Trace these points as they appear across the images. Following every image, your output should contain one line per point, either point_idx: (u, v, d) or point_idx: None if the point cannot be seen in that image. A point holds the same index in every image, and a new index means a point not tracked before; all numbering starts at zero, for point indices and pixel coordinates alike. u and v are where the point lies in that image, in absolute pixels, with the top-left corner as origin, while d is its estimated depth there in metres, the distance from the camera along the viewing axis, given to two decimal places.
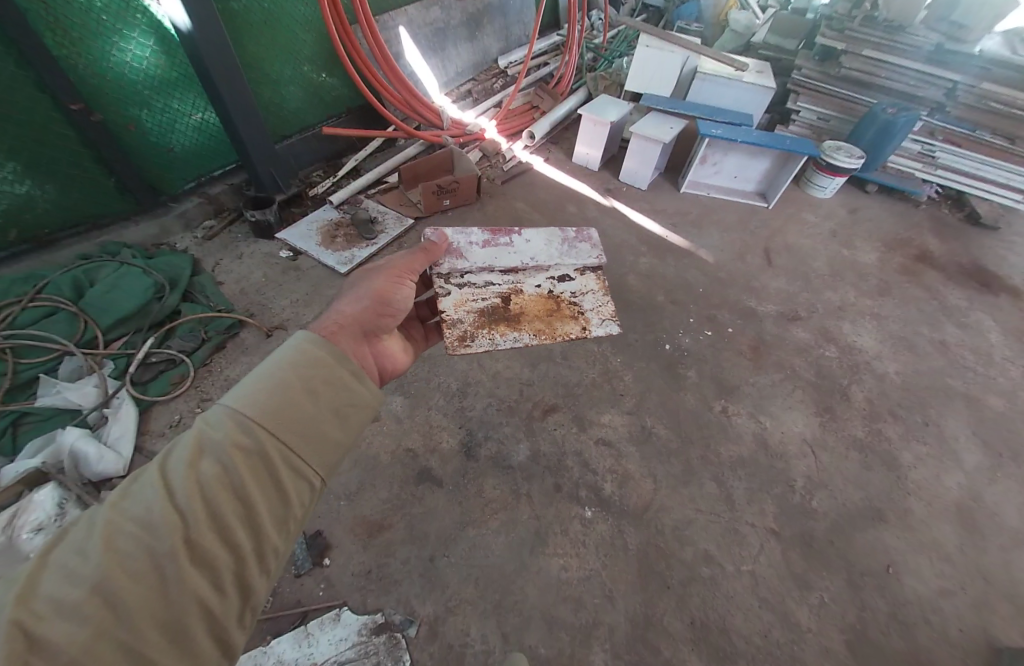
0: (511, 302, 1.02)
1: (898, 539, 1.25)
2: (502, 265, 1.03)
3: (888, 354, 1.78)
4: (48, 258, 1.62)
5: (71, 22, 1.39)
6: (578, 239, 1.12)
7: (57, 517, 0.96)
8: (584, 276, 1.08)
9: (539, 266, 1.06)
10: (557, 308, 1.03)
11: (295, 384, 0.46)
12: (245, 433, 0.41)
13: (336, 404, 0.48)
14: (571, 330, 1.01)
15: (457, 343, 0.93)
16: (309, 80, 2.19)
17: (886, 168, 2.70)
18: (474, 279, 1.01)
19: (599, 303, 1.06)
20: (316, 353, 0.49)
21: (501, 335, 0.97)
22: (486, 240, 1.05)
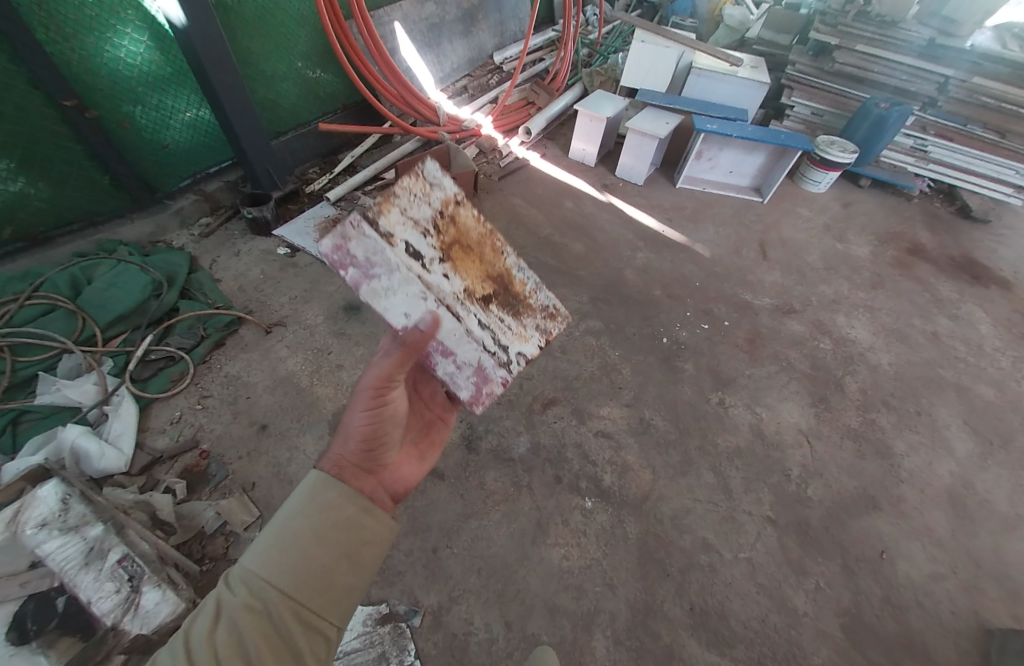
0: (482, 294, 0.86)
1: (892, 526, 1.28)
2: (456, 312, 0.76)
3: (881, 345, 1.81)
4: (44, 256, 1.61)
5: (64, 17, 1.37)
6: (343, 241, 0.67)
7: (61, 512, 0.91)
8: (384, 216, 0.71)
9: (420, 273, 0.73)
10: (445, 233, 0.80)
11: (307, 536, 0.49)
12: (260, 596, 0.45)
13: (348, 548, 0.51)
14: (468, 217, 0.85)
15: (550, 313, 0.99)
16: (304, 76, 2.18)
17: (878, 162, 2.72)
18: (495, 341, 0.83)
19: (417, 189, 0.76)
20: (327, 497, 0.53)
21: (523, 285, 0.96)
22: (432, 351, 0.78)
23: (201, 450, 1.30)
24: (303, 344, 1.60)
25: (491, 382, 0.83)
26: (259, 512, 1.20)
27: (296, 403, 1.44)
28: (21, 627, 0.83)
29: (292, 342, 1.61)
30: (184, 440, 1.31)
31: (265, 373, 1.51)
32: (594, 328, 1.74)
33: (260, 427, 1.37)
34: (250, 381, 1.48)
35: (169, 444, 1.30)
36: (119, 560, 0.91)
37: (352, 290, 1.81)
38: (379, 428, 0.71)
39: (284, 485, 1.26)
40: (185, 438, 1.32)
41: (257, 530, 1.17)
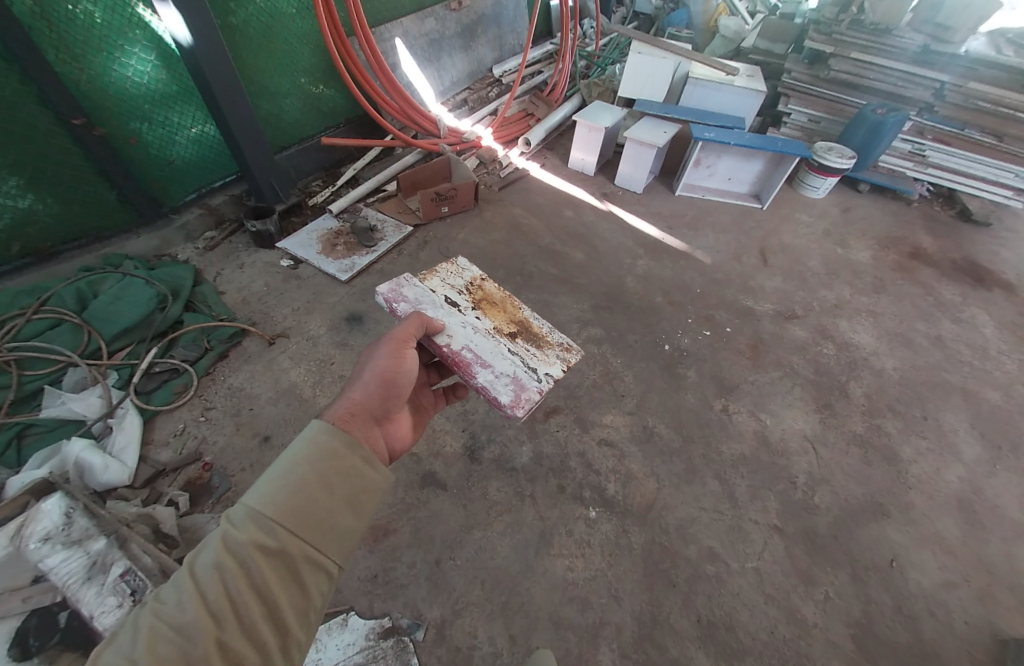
0: (507, 330, 1.03)
1: (900, 533, 1.26)
2: (487, 337, 1.00)
3: (885, 350, 1.80)
4: (51, 270, 1.63)
5: (73, 39, 1.41)
6: (404, 292, 1.03)
7: (64, 527, 0.92)
8: (430, 282, 1.09)
9: (455, 312, 1.03)
10: (473, 294, 1.09)
11: (311, 479, 0.50)
12: (266, 533, 0.45)
13: (352, 493, 0.53)
14: (493, 289, 1.13)
15: (568, 347, 1.03)
16: (307, 91, 2.22)
17: (877, 167, 2.73)
18: (523, 362, 0.97)
19: (452, 270, 1.14)
20: (331, 443, 0.54)
21: (541, 327, 1.07)
22: (473, 362, 0.93)
23: (204, 462, 1.30)
24: (305, 355, 1.61)
25: (526, 392, 0.90)
26: None
27: (299, 414, 1.44)
28: (22, 643, 0.83)
29: (295, 354, 1.61)
30: (186, 453, 1.31)
31: (268, 384, 1.51)
32: (595, 336, 1.74)
33: (263, 439, 1.37)
34: (253, 393, 1.48)
35: (172, 458, 1.30)
36: (122, 574, 0.89)
37: (355, 301, 1.83)
38: (396, 377, 0.76)
39: None
40: (188, 451, 1.32)
41: None
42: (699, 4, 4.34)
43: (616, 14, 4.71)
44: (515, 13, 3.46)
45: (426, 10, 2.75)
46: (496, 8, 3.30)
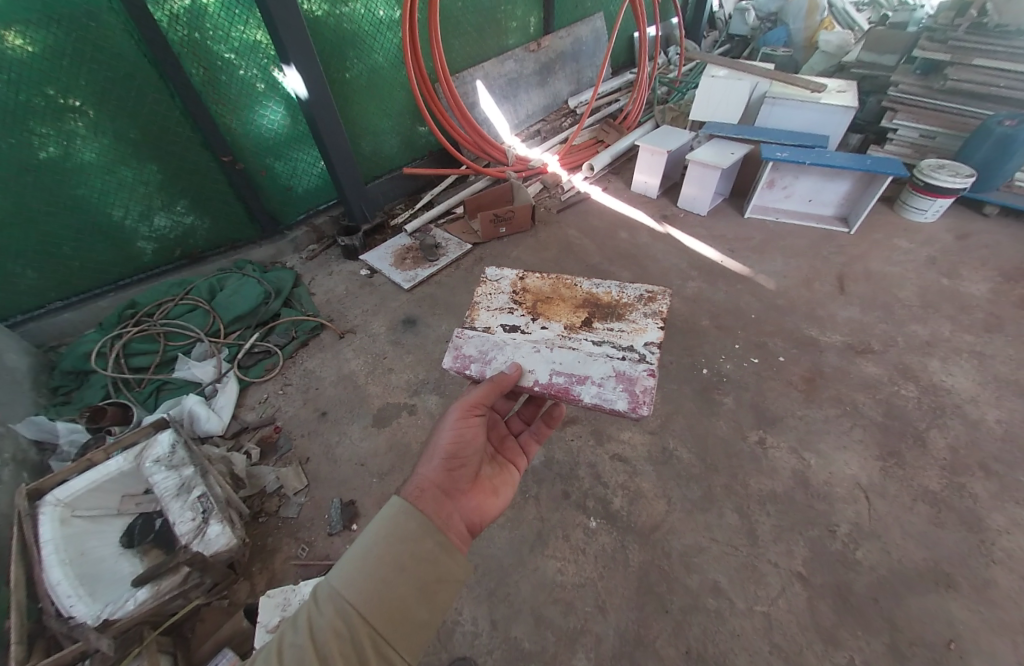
0: (580, 320, 1.09)
1: (967, 612, 1.06)
2: (566, 346, 1.02)
3: (987, 398, 1.51)
4: (199, 270, 2.15)
5: (229, 98, 1.90)
6: (465, 352, 1.03)
7: (169, 453, 1.21)
8: (482, 317, 1.10)
9: (523, 335, 1.05)
10: (526, 302, 1.14)
11: (389, 564, 0.54)
12: (344, 620, 0.49)
13: (426, 582, 0.55)
14: (535, 282, 1.18)
15: (647, 298, 1.13)
16: (397, 130, 2.62)
17: (1010, 186, 2.28)
18: (616, 347, 1.02)
19: (491, 292, 1.17)
20: (409, 526, 0.58)
21: (608, 295, 1.14)
22: (571, 384, 0.96)
23: (275, 425, 1.60)
24: (365, 349, 1.88)
25: (640, 378, 0.96)
26: (308, 482, 1.43)
27: (351, 397, 1.69)
28: (129, 535, 1.15)
29: (357, 347, 1.89)
30: (265, 416, 1.63)
31: (332, 370, 1.80)
32: None
33: (321, 413, 1.64)
34: (321, 376, 1.78)
35: (254, 419, 1.63)
36: (199, 495, 1.15)
37: (412, 306, 2.08)
38: (460, 449, 0.82)
39: (330, 463, 1.48)
40: (267, 415, 1.64)
41: (304, 497, 1.40)
42: (800, 21, 4.10)
43: (706, 39, 4.69)
44: (592, 49, 3.66)
45: (506, 54, 3.06)
46: (575, 46, 3.52)
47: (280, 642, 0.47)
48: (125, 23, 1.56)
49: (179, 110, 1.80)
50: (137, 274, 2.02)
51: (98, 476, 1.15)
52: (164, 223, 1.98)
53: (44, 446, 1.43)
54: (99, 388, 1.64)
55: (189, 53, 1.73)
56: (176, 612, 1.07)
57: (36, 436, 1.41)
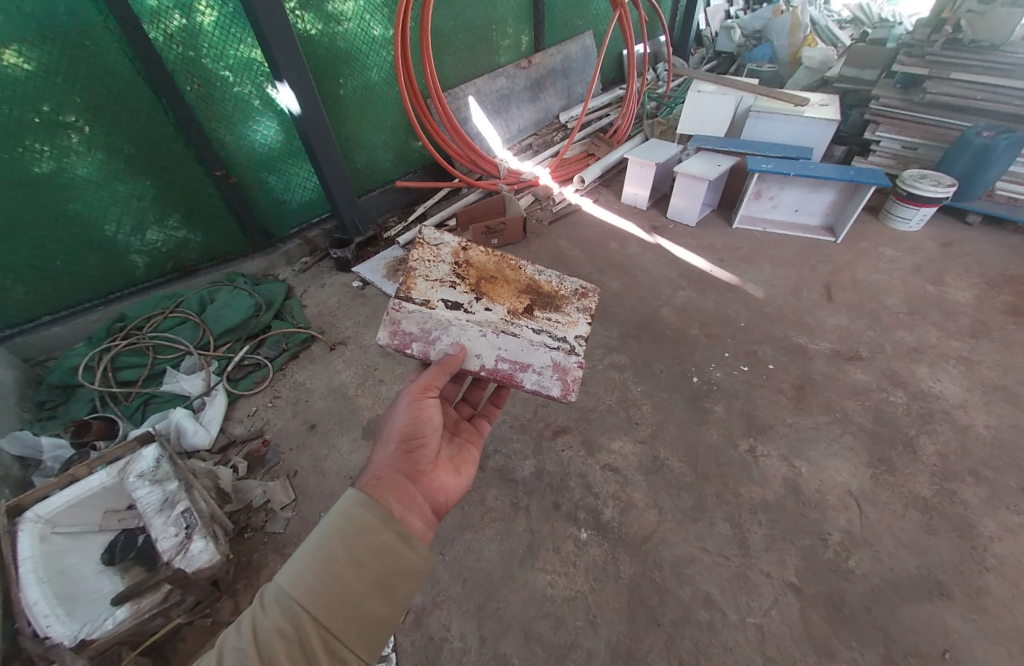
0: (523, 307, 1.12)
1: (962, 620, 1.05)
2: (510, 332, 1.05)
3: (976, 404, 1.51)
4: (189, 282, 2.15)
5: (222, 113, 1.92)
6: (405, 328, 1.01)
7: (153, 468, 1.19)
8: (422, 289, 1.06)
9: (466, 316, 1.04)
10: (468, 278, 1.11)
11: (342, 559, 0.53)
12: (290, 620, 0.47)
13: (383, 574, 0.55)
14: (479, 256, 1.16)
15: (582, 293, 1.20)
16: (390, 145, 2.66)
17: (991, 195, 2.33)
18: (553, 338, 1.08)
19: (429, 257, 1.11)
20: (365, 518, 0.58)
21: (549, 283, 1.19)
22: (513, 370, 1.02)
23: (264, 439, 1.58)
24: (356, 361, 1.87)
25: (569, 366, 1.05)
26: (295, 496, 1.41)
27: (341, 409, 1.68)
28: (110, 553, 1.13)
29: (348, 359, 1.89)
30: (253, 430, 1.62)
31: (322, 382, 1.79)
32: (619, 362, 1.74)
33: (310, 426, 1.63)
34: (311, 388, 1.76)
35: (242, 432, 1.61)
36: (183, 510, 1.13)
37: None
38: (417, 430, 0.83)
39: (318, 477, 1.46)
40: (255, 429, 1.62)
41: (291, 511, 1.38)
42: (783, 38, 4.22)
43: (693, 56, 4.82)
44: (582, 65, 3.75)
45: (497, 71, 3.13)
46: (565, 63, 3.61)
47: (222, 649, 0.45)
48: (119, 41, 1.58)
49: (172, 126, 1.82)
50: (127, 287, 2.02)
51: (79, 492, 1.12)
52: (157, 236, 1.98)
53: (27, 462, 1.41)
54: (86, 402, 1.63)
55: (183, 71, 1.75)
56: (156, 631, 1.05)
57: (19, 452, 1.39)
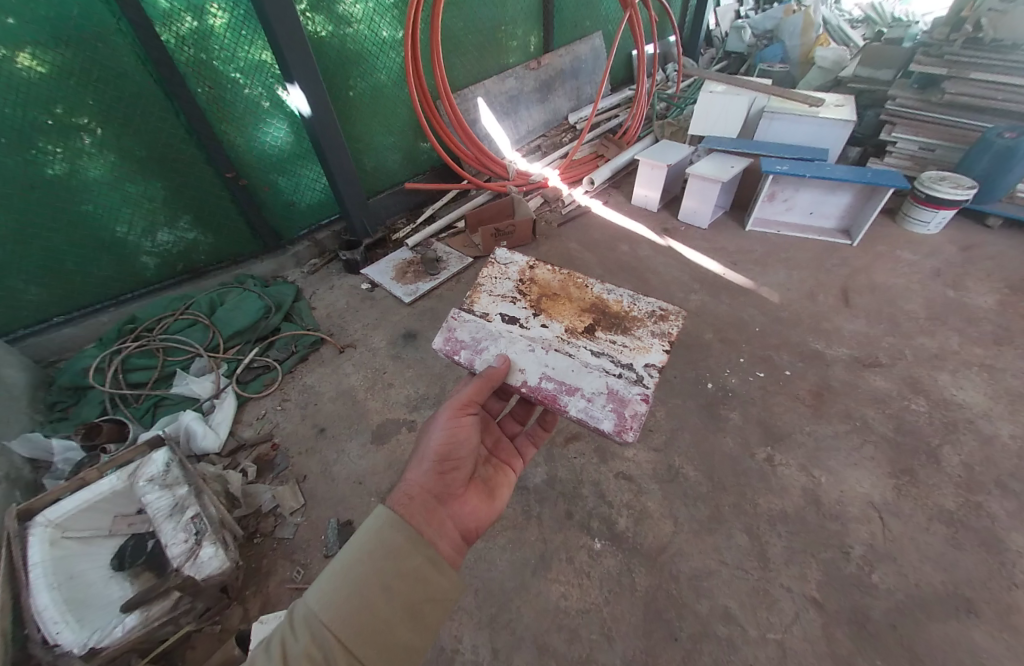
0: (583, 325, 1.08)
1: (992, 640, 1.01)
2: (562, 351, 1.03)
3: (1001, 413, 1.47)
4: (199, 284, 2.15)
5: (233, 116, 1.92)
6: (458, 337, 1.07)
7: (163, 473, 1.18)
8: (482, 300, 1.14)
9: (519, 330, 1.06)
10: (531, 293, 1.15)
11: (373, 583, 0.55)
12: (321, 646, 0.49)
13: (412, 601, 0.57)
14: (544, 274, 1.20)
15: (658, 317, 1.09)
16: (399, 145, 2.65)
17: (1013, 198, 2.28)
18: (615, 364, 1.00)
19: (499, 276, 1.19)
20: (397, 541, 0.60)
21: (618, 304, 1.13)
22: (561, 392, 0.97)
23: (273, 442, 1.57)
24: (365, 364, 1.86)
25: (630, 398, 0.95)
26: (304, 501, 1.40)
27: (350, 413, 1.66)
28: (121, 557, 1.11)
29: (357, 362, 1.87)
30: (263, 433, 1.61)
31: (331, 385, 1.78)
32: None
33: (320, 430, 1.61)
34: (320, 391, 1.75)
35: (252, 436, 1.60)
36: (193, 515, 1.12)
37: (413, 320, 2.06)
38: (452, 451, 0.84)
39: (328, 482, 1.45)
40: (264, 432, 1.62)
41: (300, 516, 1.36)
42: (795, 38, 4.17)
43: (703, 56, 4.78)
44: (591, 66, 3.72)
45: (507, 72, 3.12)
46: (574, 64, 3.59)
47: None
48: (132, 43, 1.58)
49: (184, 128, 1.82)
50: (138, 289, 2.02)
51: (89, 497, 1.12)
52: (167, 238, 1.98)
53: (38, 464, 1.41)
54: (97, 404, 1.63)
55: (194, 73, 1.75)
56: (166, 638, 1.04)
57: (30, 454, 1.39)
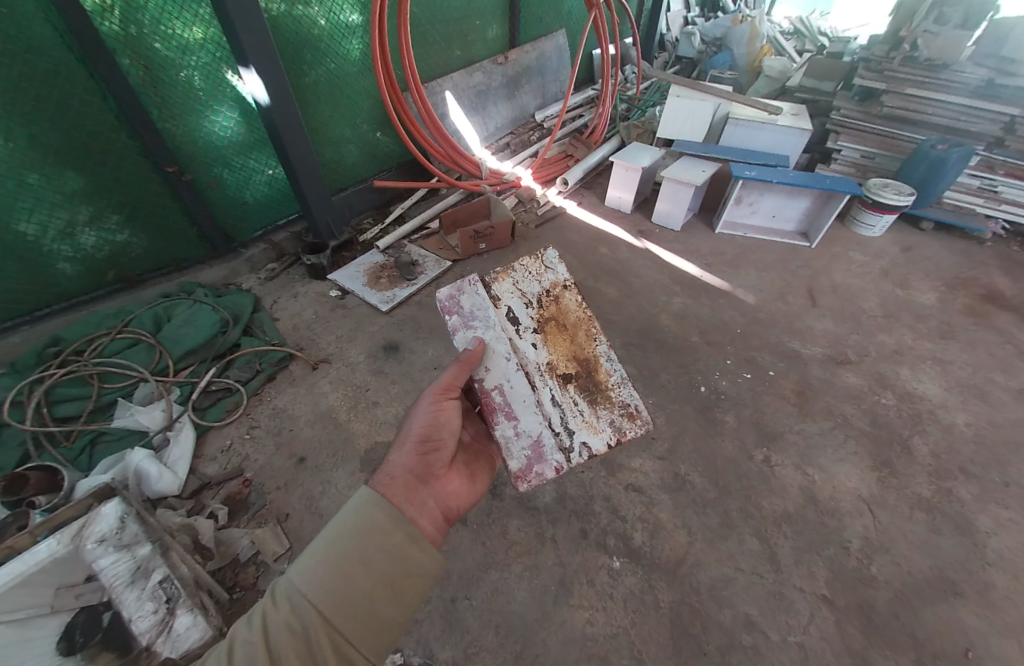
0: (563, 372, 0.86)
1: (978, 619, 1.10)
2: (529, 377, 0.84)
3: (955, 403, 1.63)
4: (136, 295, 1.86)
5: (174, 100, 1.66)
6: (461, 302, 0.89)
7: (117, 530, 0.99)
8: (500, 284, 0.89)
9: (509, 336, 0.86)
10: (545, 311, 0.88)
11: (351, 558, 0.51)
12: (298, 616, 0.46)
13: (391, 577, 0.52)
14: (574, 304, 0.89)
15: (631, 413, 0.86)
16: (364, 139, 2.46)
17: (941, 203, 2.56)
18: (561, 421, 0.84)
19: (533, 269, 0.88)
20: (376, 517, 0.55)
21: (608, 376, 0.87)
22: (499, 409, 0.84)
23: (244, 478, 1.39)
24: (344, 381, 1.70)
25: (546, 457, 0.82)
26: (290, 544, 1.24)
27: (333, 438, 1.51)
28: (70, 637, 0.85)
29: (335, 379, 1.71)
30: (230, 468, 1.41)
31: (308, 407, 1.60)
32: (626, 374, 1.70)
33: (299, 460, 1.45)
34: (295, 415, 1.58)
35: (217, 472, 1.40)
36: (161, 579, 0.95)
37: (393, 330, 1.92)
38: (435, 432, 0.80)
39: (315, 519, 1.30)
40: (232, 467, 1.42)
41: (286, 562, 1.21)
42: (743, 47, 4.39)
43: (657, 59, 4.91)
44: (556, 64, 3.68)
45: (474, 65, 3.00)
46: (540, 60, 3.53)
47: (237, 640, 0.45)
48: (45, 11, 1.30)
49: (113, 113, 1.55)
50: (57, 303, 1.72)
51: (24, 568, 0.86)
52: (92, 241, 1.69)
53: None
54: (15, 447, 1.35)
55: (124, 50, 1.49)
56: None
57: None
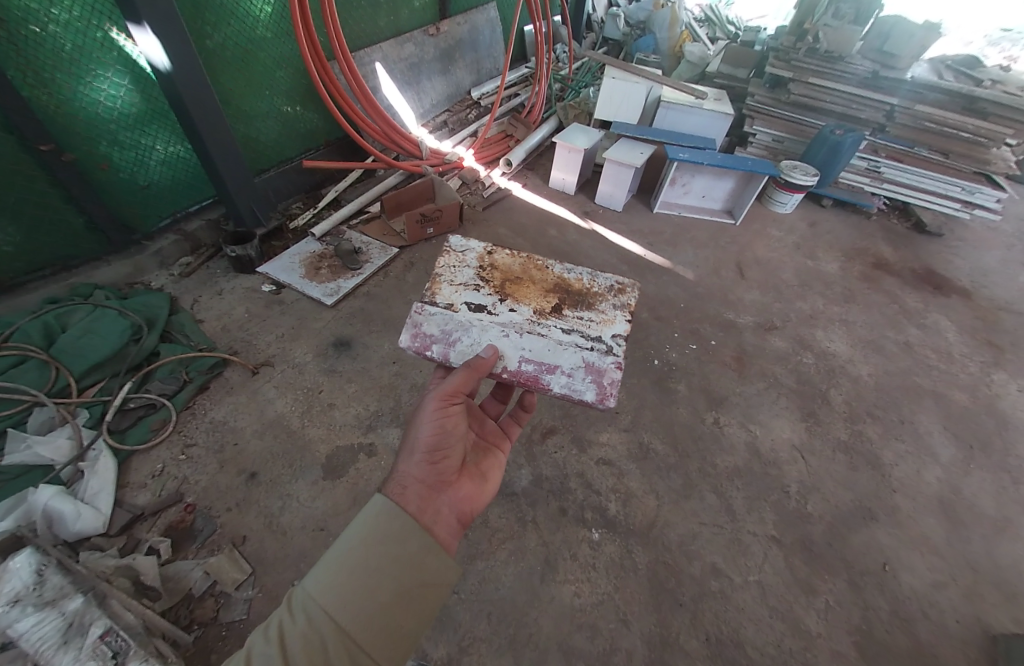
0: (551, 305, 1.02)
1: (890, 536, 1.32)
2: (535, 332, 0.97)
3: (860, 357, 1.90)
4: (13, 304, 1.55)
5: (41, 62, 1.35)
6: (425, 330, 0.96)
7: (35, 585, 0.83)
8: (445, 291, 1.02)
9: (490, 317, 0.98)
10: (494, 279, 1.06)
11: (369, 565, 0.48)
12: (315, 630, 0.43)
13: (411, 588, 0.49)
14: (503, 259, 1.10)
15: (617, 289, 1.09)
16: (286, 113, 2.21)
17: (838, 183, 2.90)
18: (586, 337, 0.98)
19: (454, 262, 1.08)
20: (393, 525, 0.53)
21: (580, 281, 1.09)
22: (540, 372, 0.93)
23: (186, 503, 1.23)
24: (292, 384, 1.56)
25: (602, 367, 0.95)
26: (252, 568, 1.13)
27: (287, 448, 1.39)
28: None
29: (281, 383, 1.56)
30: (167, 494, 1.24)
31: (253, 416, 1.45)
32: None
33: (250, 475, 1.31)
34: (239, 426, 1.42)
35: (150, 500, 1.23)
36: (101, 634, 0.81)
37: (342, 325, 1.79)
38: (443, 440, 0.74)
39: (278, 537, 1.19)
40: (168, 492, 1.25)
41: (251, 589, 1.10)
42: (664, 31, 4.57)
43: (585, 39, 4.93)
44: (489, 38, 3.55)
45: (404, 36, 2.80)
46: (472, 34, 3.38)
47: (251, 653, 0.42)
48: None
49: None
50: None
51: None
52: None
53: None
54: None
55: None
56: None
57: None
